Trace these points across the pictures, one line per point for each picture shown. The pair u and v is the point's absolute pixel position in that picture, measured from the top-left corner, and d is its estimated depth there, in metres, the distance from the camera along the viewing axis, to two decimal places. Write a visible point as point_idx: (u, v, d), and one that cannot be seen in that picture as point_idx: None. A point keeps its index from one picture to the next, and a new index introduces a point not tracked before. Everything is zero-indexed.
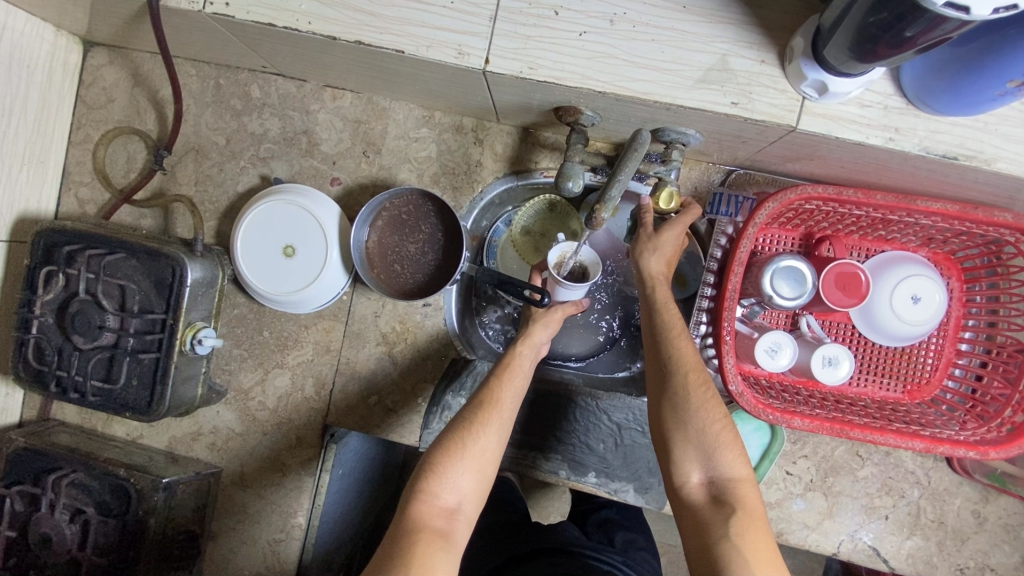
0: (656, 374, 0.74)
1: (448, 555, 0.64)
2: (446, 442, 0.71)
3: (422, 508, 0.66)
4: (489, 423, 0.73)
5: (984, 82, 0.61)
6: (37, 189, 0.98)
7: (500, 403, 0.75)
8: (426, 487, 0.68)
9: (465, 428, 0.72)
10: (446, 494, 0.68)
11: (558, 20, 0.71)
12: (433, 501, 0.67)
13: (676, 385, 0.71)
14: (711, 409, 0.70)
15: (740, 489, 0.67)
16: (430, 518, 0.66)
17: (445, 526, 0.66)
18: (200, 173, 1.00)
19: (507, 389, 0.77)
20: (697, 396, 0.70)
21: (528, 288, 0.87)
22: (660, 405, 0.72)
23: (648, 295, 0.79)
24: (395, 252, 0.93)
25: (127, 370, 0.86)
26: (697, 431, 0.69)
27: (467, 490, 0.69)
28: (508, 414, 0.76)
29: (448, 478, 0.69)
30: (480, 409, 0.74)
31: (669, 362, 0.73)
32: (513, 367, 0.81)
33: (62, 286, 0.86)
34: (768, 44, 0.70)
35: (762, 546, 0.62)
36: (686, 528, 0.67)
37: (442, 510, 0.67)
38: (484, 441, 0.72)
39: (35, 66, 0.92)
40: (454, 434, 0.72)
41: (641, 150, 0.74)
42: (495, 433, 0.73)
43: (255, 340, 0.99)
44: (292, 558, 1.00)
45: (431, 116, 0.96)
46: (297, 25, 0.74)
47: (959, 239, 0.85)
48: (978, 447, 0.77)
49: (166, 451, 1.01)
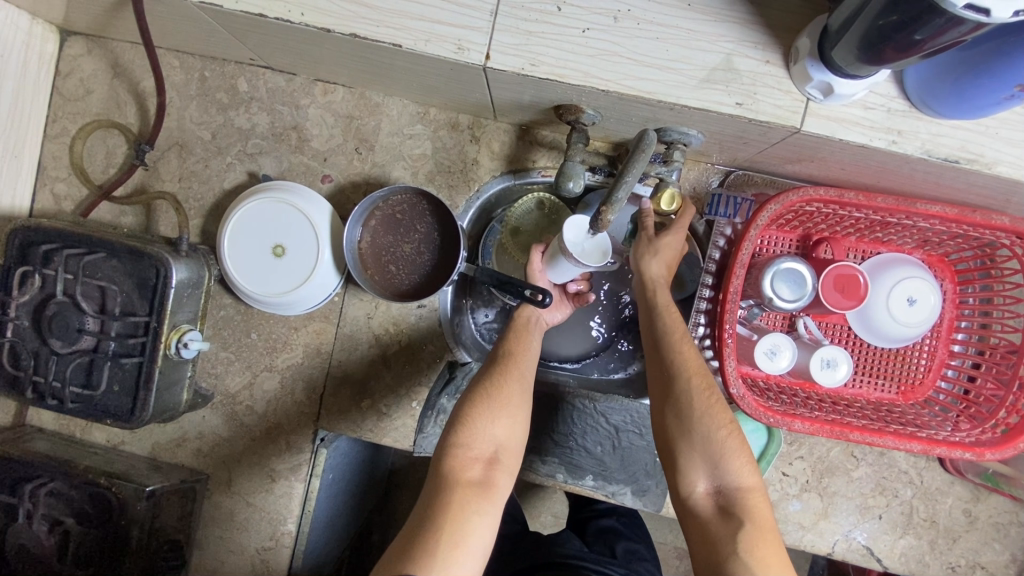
0: (659, 378, 0.73)
1: (487, 505, 0.64)
2: (475, 396, 0.71)
3: (456, 462, 0.66)
4: (511, 374, 0.74)
5: (989, 86, 0.61)
6: (11, 185, 0.93)
7: (517, 356, 0.77)
8: (456, 440, 0.68)
9: (490, 383, 0.73)
10: (478, 445, 0.68)
11: (560, 16, 0.70)
12: (464, 453, 0.67)
13: (678, 391, 0.70)
14: (718, 413, 0.69)
15: (748, 499, 0.66)
16: (464, 470, 0.66)
17: (481, 477, 0.66)
18: (185, 170, 0.97)
19: (522, 343, 0.79)
20: (703, 398, 0.70)
21: (528, 288, 0.82)
22: (663, 409, 0.71)
23: (648, 298, 0.78)
24: (389, 252, 0.91)
25: (108, 375, 0.82)
26: (702, 439, 0.68)
27: (502, 440, 0.70)
28: (529, 367, 0.76)
29: (478, 430, 0.69)
30: (503, 363, 0.75)
31: (668, 368, 0.72)
32: (521, 325, 0.82)
33: (38, 287, 0.82)
34: (772, 44, 0.69)
35: (771, 561, 0.62)
36: (694, 539, 0.67)
37: (477, 461, 0.68)
38: (509, 390, 0.72)
39: (9, 56, 0.88)
40: (479, 389, 0.72)
41: (649, 150, 0.72)
42: (518, 381, 0.74)
43: (242, 343, 0.96)
44: (282, 566, 0.97)
45: (426, 113, 0.94)
46: (289, 17, 0.71)
47: (954, 242, 0.86)
48: (974, 449, 0.78)
49: (149, 458, 0.97)
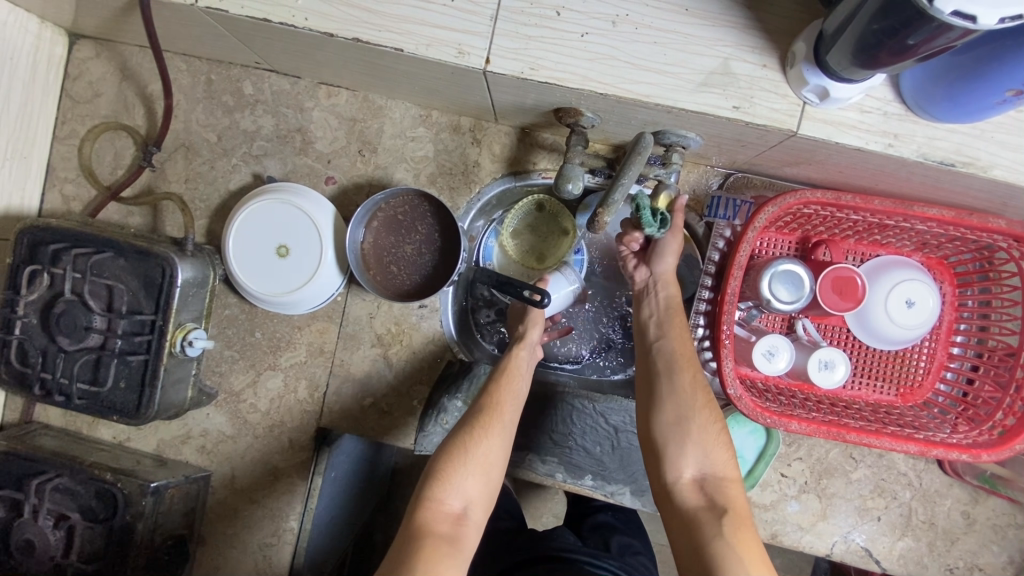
0: (653, 369, 0.75)
1: (456, 559, 0.64)
2: (452, 450, 0.72)
3: (428, 515, 0.67)
4: (491, 427, 0.74)
5: (983, 90, 0.62)
6: (20, 185, 0.95)
7: (501, 407, 0.77)
8: (431, 494, 0.68)
9: (469, 434, 0.73)
10: (450, 500, 0.69)
11: (559, 20, 0.71)
12: (438, 507, 0.68)
13: (664, 391, 0.73)
14: (706, 410, 0.71)
15: (730, 489, 0.68)
16: (435, 524, 0.66)
17: (450, 530, 0.66)
18: (191, 170, 0.98)
19: (507, 393, 0.79)
20: (691, 395, 0.72)
21: (527, 288, 0.87)
22: (659, 396, 0.73)
23: (664, 296, 0.80)
24: (391, 253, 0.92)
25: (115, 372, 0.84)
26: (696, 427, 0.70)
27: (472, 497, 0.70)
28: (512, 419, 0.76)
29: (452, 485, 0.69)
30: (485, 414, 0.75)
31: (667, 355, 0.75)
32: (511, 370, 0.82)
33: (46, 285, 0.83)
34: (769, 49, 0.70)
35: (752, 547, 0.63)
36: (674, 527, 0.67)
37: (448, 516, 0.68)
38: (487, 447, 0.73)
39: (19, 59, 0.90)
40: (457, 442, 0.72)
41: (645, 153, 0.73)
42: (498, 437, 0.74)
43: (246, 342, 0.97)
44: (283, 564, 0.98)
45: (428, 116, 0.95)
46: (293, 21, 0.73)
47: (953, 244, 0.86)
48: (971, 450, 0.78)
49: (154, 454, 0.99)
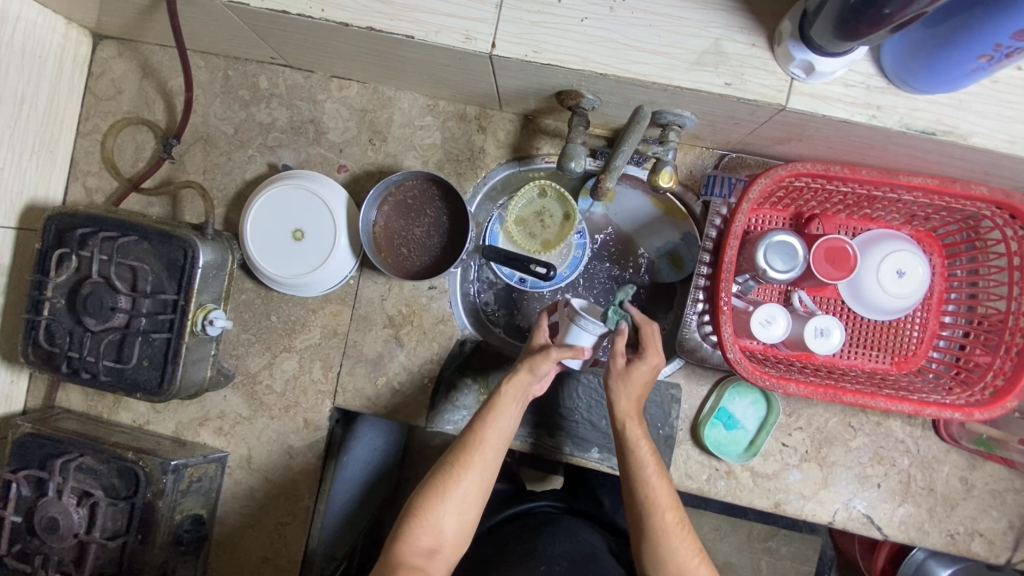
0: (633, 511, 0.80)
1: None
2: (431, 488, 0.77)
3: (403, 549, 0.73)
4: (467, 470, 0.78)
5: (955, 60, 0.67)
6: (46, 178, 1.00)
7: (482, 446, 0.79)
8: (408, 529, 0.75)
9: (445, 475, 0.77)
10: (427, 536, 0.75)
11: (560, 7, 0.75)
12: (413, 542, 0.74)
13: (646, 535, 0.78)
14: (685, 545, 0.77)
15: None
16: (410, 556, 0.73)
17: (424, 563, 0.73)
18: (209, 162, 1.02)
19: (490, 431, 0.80)
20: (668, 539, 0.77)
21: (534, 263, 0.96)
22: (641, 538, 0.78)
23: (619, 432, 0.83)
24: (401, 235, 0.96)
25: (139, 351, 0.87)
26: (678, 564, 0.76)
27: (448, 535, 0.76)
28: (491, 457, 0.80)
29: (430, 518, 0.75)
30: (461, 453, 0.79)
31: (643, 500, 0.79)
32: (497, 406, 0.81)
33: (74, 268, 0.87)
34: (758, 29, 0.74)
35: None
36: None
37: (422, 550, 0.74)
38: (465, 487, 0.77)
39: (47, 57, 0.95)
40: (436, 482, 0.77)
41: (643, 122, 0.78)
42: (476, 486, 0.78)
43: (262, 325, 1.01)
44: (299, 543, 1.00)
45: (435, 105, 1.00)
46: (310, 12, 0.77)
47: (940, 216, 0.90)
48: (963, 409, 0.81)
49: (173, 436, 1.01)
